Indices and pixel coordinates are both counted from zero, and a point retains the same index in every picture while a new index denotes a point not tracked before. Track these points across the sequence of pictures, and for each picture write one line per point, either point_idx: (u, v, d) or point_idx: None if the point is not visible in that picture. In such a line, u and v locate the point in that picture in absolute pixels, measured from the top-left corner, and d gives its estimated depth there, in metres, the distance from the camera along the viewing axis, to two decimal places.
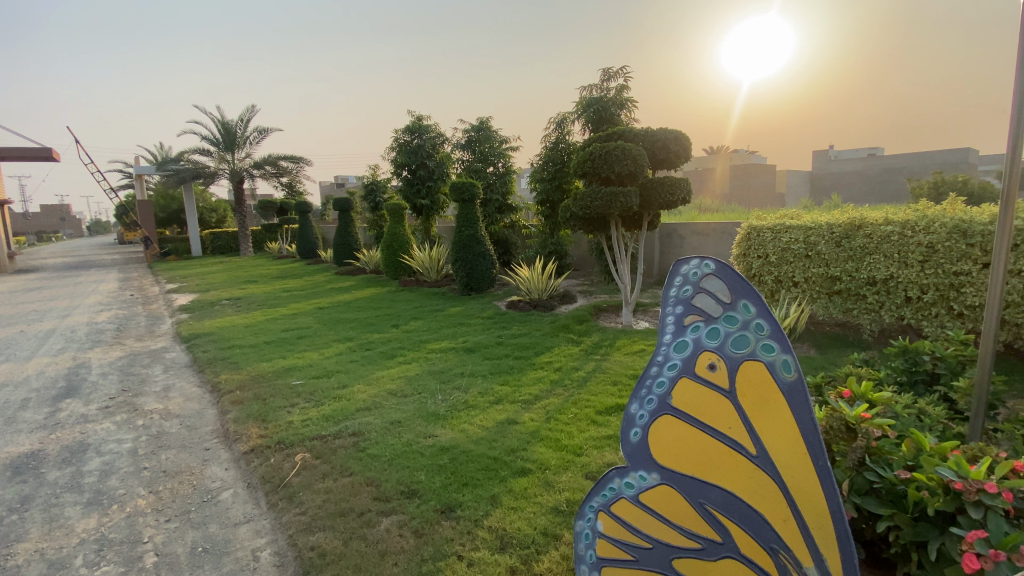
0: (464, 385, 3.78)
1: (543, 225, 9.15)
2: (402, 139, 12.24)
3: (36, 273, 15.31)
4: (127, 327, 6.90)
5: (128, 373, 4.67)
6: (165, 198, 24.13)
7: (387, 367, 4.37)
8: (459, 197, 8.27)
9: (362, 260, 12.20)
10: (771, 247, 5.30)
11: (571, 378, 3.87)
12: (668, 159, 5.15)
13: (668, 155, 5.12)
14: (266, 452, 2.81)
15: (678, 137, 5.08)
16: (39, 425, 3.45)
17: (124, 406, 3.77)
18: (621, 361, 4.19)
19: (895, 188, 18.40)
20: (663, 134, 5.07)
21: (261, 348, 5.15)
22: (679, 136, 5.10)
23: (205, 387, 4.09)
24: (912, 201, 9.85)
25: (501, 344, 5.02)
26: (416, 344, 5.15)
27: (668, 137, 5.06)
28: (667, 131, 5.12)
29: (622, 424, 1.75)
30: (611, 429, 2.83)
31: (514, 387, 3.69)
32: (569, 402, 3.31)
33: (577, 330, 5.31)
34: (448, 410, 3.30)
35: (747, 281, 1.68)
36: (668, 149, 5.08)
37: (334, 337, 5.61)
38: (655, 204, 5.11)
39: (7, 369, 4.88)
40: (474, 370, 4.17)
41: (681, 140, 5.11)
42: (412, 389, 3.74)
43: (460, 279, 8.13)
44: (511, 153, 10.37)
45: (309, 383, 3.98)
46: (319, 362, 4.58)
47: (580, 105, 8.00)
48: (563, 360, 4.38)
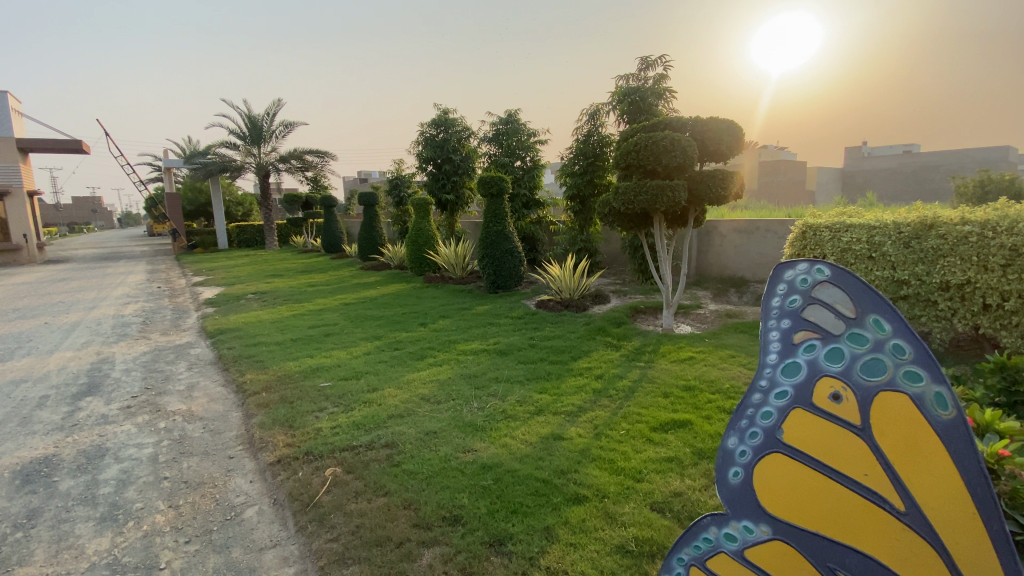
0: (499, 392, 3.52)
1: (572, 221, 8.82)
2: (428, 132, 12.07)
3: (68, 264, 15.59)
4: (153, 320, 6.84)
5: (151, 369, 4.55)
6: (193, 191, 24.48)
7: (417, 370, 4.14)
8: (487, 191, 8.02)
9: (386, 255, 12.06)
10: (829, 247, 4.87)
11: (616, 387, 3.57)
12: (719, 151, 4.79)
13: (720, 147, 4.75)
14: (292, 464, 2.59)
15: (730, 127, 4.71)
16: (59, 426, 3.32)
17: (146, 407, 3.63)
18: (669, 369, 3.87)
19: (932, 187, 17.33)
20: (714, 124, 4.71)
21: (286, 345, 5.00)
22: (732, 126, 4.73)
23: (230, 388, 3.92)
24: (956, 201, 9.26)
25: (535, 347, 4.75)
26: (446, 345, 4.91)
27: (720, 126, 4.70)
28: (719, 120, 4.75)
29: (718, 462, 1.47)
30: (671, 450, 2.54)
31: (555, 396, 3.41)
32: (618, 416, 3.02)
33: (616, 333, 5.00)
34: (485, 420, 3.04)
35: (877, 291, 1.37)
36: (720, 140, 4.72)
37: (361, 335, 5.42)
38: (704, 199, 4.76)
39: (32, 363, 4.82)
40: (509, 375, 3.91)
41: (734, 130, 4.74)
42: (445, 395, 3.49)
43: (487, 276, 7.87)
44: (540, 146, 10.06)
45: (336, 385, 3.77)
46: (346, 362, 4.38)
47: (615, 96, 7.68)
48: (604, 366, 4.08)
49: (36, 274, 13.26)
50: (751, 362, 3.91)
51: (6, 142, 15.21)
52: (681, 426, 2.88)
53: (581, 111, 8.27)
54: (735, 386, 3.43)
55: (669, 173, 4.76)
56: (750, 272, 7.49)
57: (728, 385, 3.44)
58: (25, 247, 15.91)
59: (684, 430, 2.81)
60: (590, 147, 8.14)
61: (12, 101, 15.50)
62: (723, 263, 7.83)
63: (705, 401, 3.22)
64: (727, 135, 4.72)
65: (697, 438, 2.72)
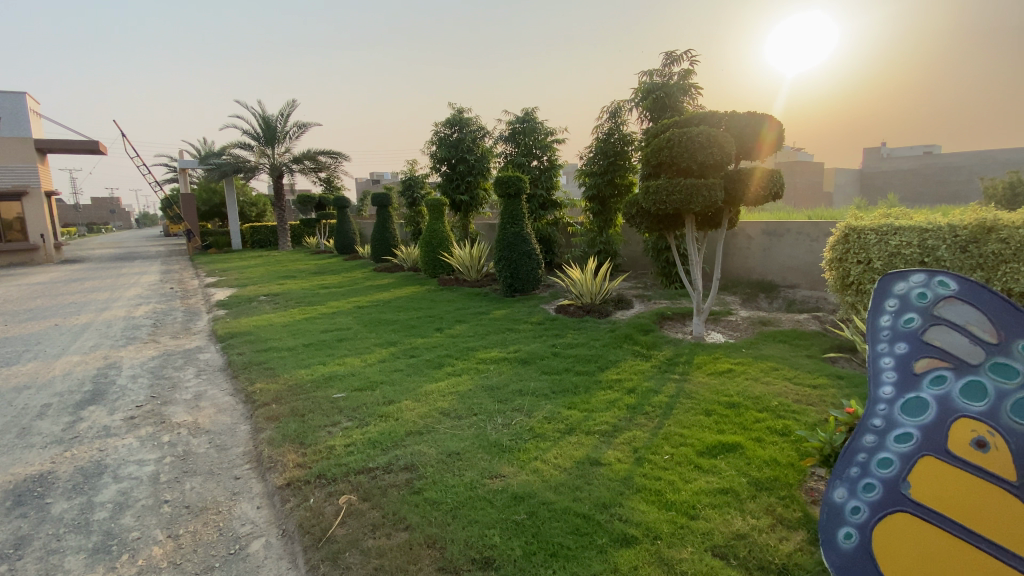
0: (524, 406, 3.26)
1: (591, 223, 8.52)
2: (442, 132, 11.88)
3: (83, 264, 15.64)
4: (164, 323, 6.69)
5: (158, 376, 4.35)
6: (207, 192, 24.60)
7: (434, 379, 3.89)
8: (503, 191, 7.77)
9: (400, 257, 11.88)
10: (876, 251, 4.47)
11: (652, 402, 3.29)
12: (757, 149, 4.51)
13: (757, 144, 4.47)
14: (303, 489, 2.36)
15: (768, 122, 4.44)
16: (58, 438, 3.13)
17: (150, 418, 3.42)
18: (707, 383, 3.60)
19: (953, 189, 16.55)
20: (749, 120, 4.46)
21: (298, 351, 4.79)
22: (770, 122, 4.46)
23: (238, 398, 3.71)
24: (985, 203, 8.81)
25: (558, 355, 4.49)
26: (464, 352, 4.66)
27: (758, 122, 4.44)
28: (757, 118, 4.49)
29: (826, 516, 1.39)
30: (724, 481, 2.29)
31: (586, 412, 3.14)
32: (658, 437, 2.76)
33: (644, 341, 4.71)
34: (511, 439, 2.79)
35: (1018, 309, 1.25)
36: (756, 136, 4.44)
37: (375, 340, 5.19)
38: (742, 199, 4.48)
39: (38, 368, 4.66)
40: (534, 387, 3.65)
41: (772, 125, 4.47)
42: (466, 409, 3.24)
43: (504, 279, 7.61)
44: (557, 145, 9.79)
45: (350, 397, 3.53)
46: (360, 370, 4.15)
47: (638, 93, 7.41)
48: (635, 378, 3.81)
49: (51, 274, 13.28)
50: (796, 376, 3.61)
51: (24, 142, 15.30)
52: (730, 450, 2.62)
53: (602, 108, 8.02)
54: (783, 403, 3.15)
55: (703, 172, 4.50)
56: (780, 277, 7.14)
57: (776, 402, 3.17)
58: (43, 247, 16.00)
59: (733, 455, 2.55)
60: (611, 146, 7.90)
61: (30, 102, 15.59)
62: (751, 266, 7.49)
63: (752, 420, 2.95)
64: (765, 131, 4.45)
65: (750, 465, 2.46)
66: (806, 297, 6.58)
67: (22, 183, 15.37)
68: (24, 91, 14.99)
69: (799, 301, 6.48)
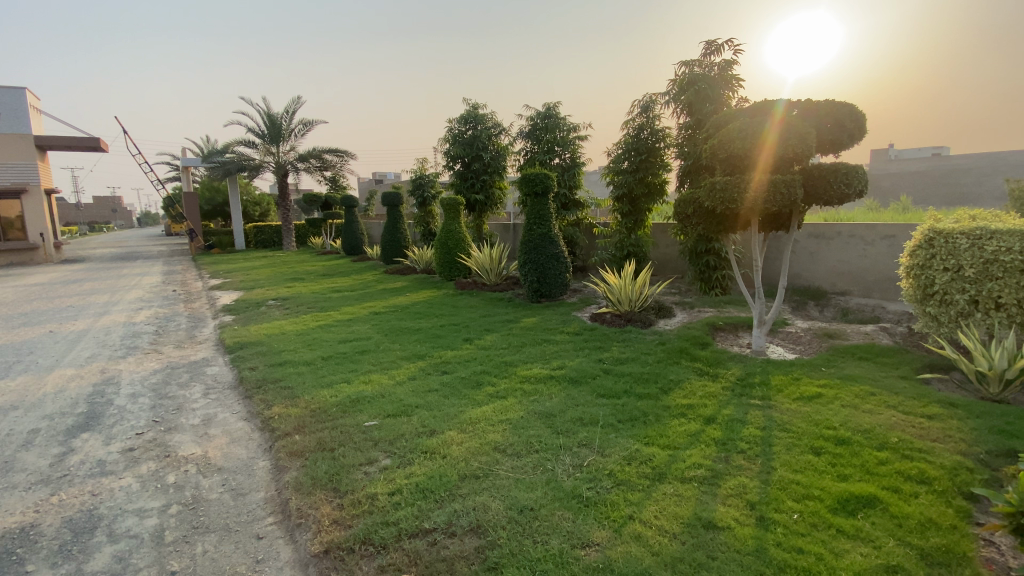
0: (593, 440, 2.76)
1: (619, 224, 7.95)
2: (455, 129, 11.37)
3: (83, 264, 15.11)
4: (167, 330, 6.20)
5: (161, 395, 3.85)
6: (210, 190, 24.15)
7: (476, 403, 3.38)
8: (529, 189, 7.25)
9: (412, 259, 11.40)
10: (968, 257, 4.00)
11: (744, 437, 2.81)
12: (779, 153, 3.87)
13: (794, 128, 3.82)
14: (346, 561, 1.87)
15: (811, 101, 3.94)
16: (43, 477, 2.62)
17: (153, 450, 2.93)
18: (798, 412, 3.12)
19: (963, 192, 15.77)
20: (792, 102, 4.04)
21: (316, 366, 4.28)
22: (820, 103, 3.96)
23: (254, 425, 3.20)
24: None
25: (610, 372, 3.97)
26: (503, 368, 4.16)
27: (810, 104, 3.98)
28: (811, 114, 3.96)
29: None
30: (884, 552, 1.85)
31: (670, 450, 2.66)
32: (771, 486, 2.29)
33: (705, 357, 4.21)
34: (589, 487, 2.28)
35: None
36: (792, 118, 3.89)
37: (401, 353, 4.70)
38: (823, 198, 3.94)
39: (27, 383, 4.16)
40: (596, 414, 3.13)
41: (835, 106, 3.96)
42: (523, 443, 2.74)
43: (530, 284, 7.10)
44: (581, 142, 9.27)
45: (385, 425, 3.03)
46: (389, 391, 3.64)
47: (676, 86, 6.94)
48: (710, 404, 3.31)
49: (50, 274, 12.80)
50: (903, 405, 3.12)
51: (23, 139, 14.80)
52: (868, 506, 2.16)
53: (633, 102, 7.53)
54: (904, 441, 2.68)
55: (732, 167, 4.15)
56: (829, 283, 6.64)
57: (896, 439, 2.70)
58: (42, 247, 15.53)
59: (877, 513, 2.10)
60: (643, 142, 7.42)
61: (31, 98, 15.14)
62: (795, 271, 6.99)
63: (876, 462, 2.50)
64: (815, 114, 3.95)
65: (904, 529, 2.00)
66: (861, 304, 6.08)
67: (21, 180, 14.87)
68: (23, 87, 14.50)
69: (854, 310, 5.97)
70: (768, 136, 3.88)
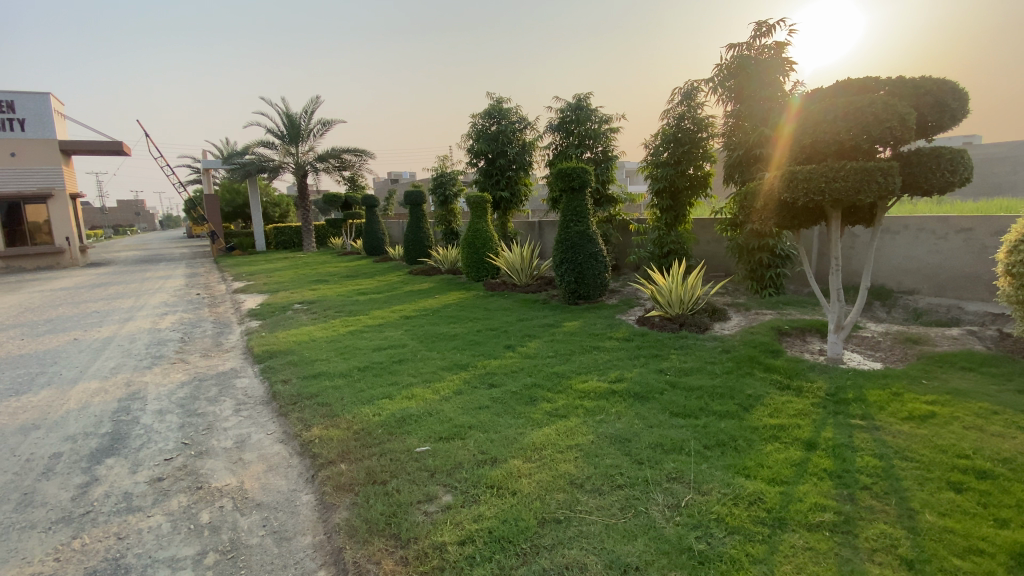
0: (683, 472, 2.39)
1: (658, 220, 7.50)
2: (479, 124, 11.00)
3: (108, 268, 15.15)
4: (192, 337, 5.96)
5: (190, 412, 3.56)
6: (231, 192, 24.29)
7: (535, 423, 3.01)
8: (565, 184, 6.81)
9: (436, 259, 11.10)
10: None
11: (861, 468, 2.46)
12: (848, 141, 3.53)
13: (887, 105, 3.39)
14: None
15: (889, 79, 3.57)
16: (65, 514, 2.32)
17: (184, 479, 2.62)
18: (913, 435, 2.74)
19: None
20: (877, 80, 3.65)
21: (352, 379, 3.95)
22: (910, 79, 3.56)
23: (292, 449, 2.89)
24: None
25: (677, 386, 3.56)
26: (555, 380, 3.77)
27: (900, 81, 3.58)
28: (898, 92, 3.54)
29: None
30: None
31: (780, 486, 2.30)
32: (921, 537, 1.93)
33: (781, 367, 3.80)
34: (699, 537, 1.93)
35: None
36: (879, 96, 3.49)
37: (440, 363, 4.35)
38: (923, 188, 3.53)
39: (50, 398, 3.91)
40: (677, 437, 2.74)
41: (925, 82, 3.55)
42: (602, 476, 2.36)
43: (566, 285, 6.72)
44: (614, 134, 8.79)
45: (439, 450, 2.67)
46: (436, 409, 3.29)
47: (721, 73, 6.45)
48: (806, 428, 2.93)
49: (75, 278, 12.79)
50: None
51: (48, 143, 14.85)
52: None
53: (673, 90, 7.07)
54: None
55: (803, 153, 3.81)
56: (893, 281, 6.14)
57: None
58: (68, 251, 15.62)
59: None
60: (684, 132, 6.97)
61: (55, 103, 15.19)
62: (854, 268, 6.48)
63: None
64: (906, 92, 3.54)
65: None
66: (933, 304, 5.57)
67: (46, 185, 14.96)
68: (47, 92, 14.52)
69: (927, 311, 5.47)
70: (832, 122, 3.54)
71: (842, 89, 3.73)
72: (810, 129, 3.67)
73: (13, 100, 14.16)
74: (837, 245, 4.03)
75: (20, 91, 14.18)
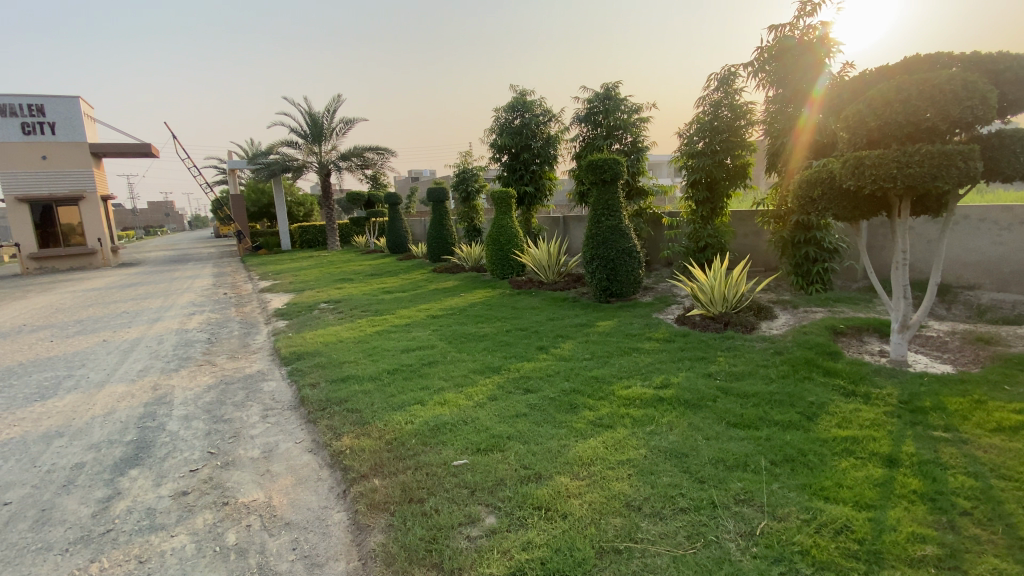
0: (753, 494, 2.15)
1: (693, 213, 7.16)
2: (503, 118, 10.74)
3: (139, 268, 15.44)
4: (219, 338, 5.90)
5: (217, 417, 3.44)
6: (256, 192, 24.63)
7: (578, 433, 2.78)
8: (596, 177, 6.52)
9: (460, 257, 10.93)
10: None
11: (957, 490, 2.19)
12: (920, 123, 3.18)
13: (966, 81, 3.04)
14: None
15: (963, 56, 3.22)
16: (84, 535, 2.19)
17: (209, 494, 2.47)
18: (1009, 451, 2.45)
19: None
20: (948, 56, 3.30)
21: (382, 383, 3.78)
22: (986, 54, 3.21)
23: (321, 460, 2.72)
24: None
25: (730, 392, 3.29)
26: (594, 385, 3.52)
27: (976, 57, 3.23)
28: (974, 69, 3.19)
29: None
30: None
31: (867, 513, 2.05)
32: None
33: (842, 371, 3.49)
34: (783, 574, 1.71)
35: None
36: (955, 72, 3.14)
37: (472, 366, 4.15)
38: (1004, 174, 3.21)
39: (77, 402, 3.85)
40: (740, 452, 2.49)
41: (1003, 58, 3.20)
42: (660, 497, 2.13)
43: (598, 282, 6.46)
44: (644, 124, 8.46)
45: (478, 464, 2.46)
46: (471, 416, 3.08)
47: (763, 56, 6.07)
48: (883, 441, 2.65)
49: (107, 278, 13.04)
50: None
51: (79, 147, 15.16)
52: None
53: (708, 76, 6.74)
54: None
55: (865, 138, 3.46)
56: (951, 275, 5.70)
57: None
58: (100, 251, 15.97)
59: None
60: (722, 121, 6.62)
61: (85, 108, 15.52)
62: None
63: None
64: (984, 68, 3.20)
65: None
66: (997, 300, 5.15)
67: (78, 188, 15.30)
68: (76, 96, 14.82)
69: (992, 308, 5.05)
70: (901, 102, 3.19)
71: (907, 68, 3.39)
72: (874, 111, 3.31)
73: (44, 104, 14.49)
74: (905, 237, 3.69)
75: (50, 95, 14.52)
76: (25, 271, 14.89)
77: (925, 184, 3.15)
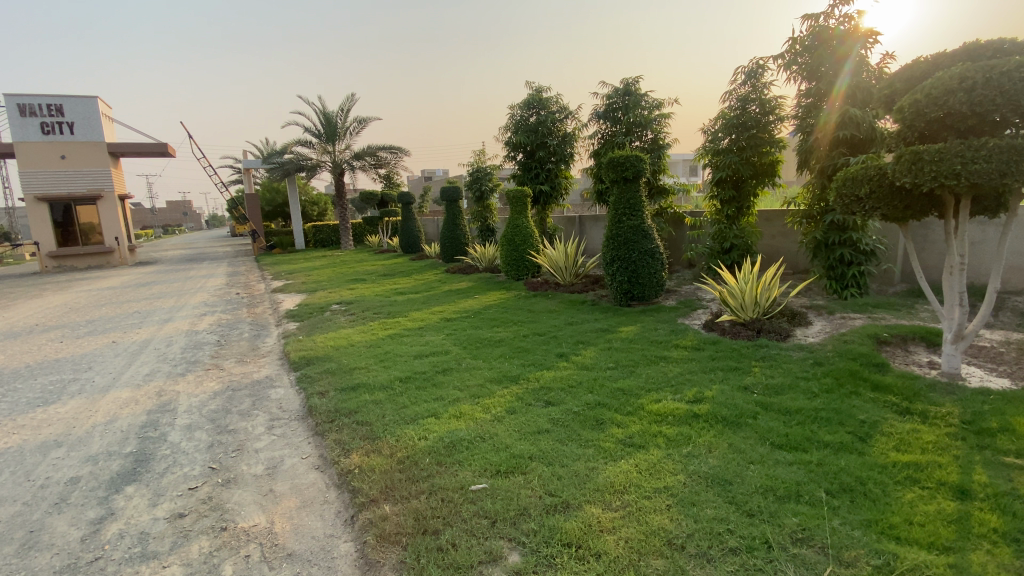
0: (811, 533, 1.90)
1: (717, 213, 6.86)
2: (518, 115, 10.50)
3: (155, 266, 15.49)
4: (228, 340, 5.75)
5: (221, 428, 3.26)
6: (271, 191, 24.73)
7: (607, 454, 2.54)
8: (617, 175, 6.25)
9: (474, 257, 10.71)
10: None
11: None
12: (987, 114, 2.87)
13: None
14: None
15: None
16: (71, 563, 2.01)
17: (206, 518, 2.27)
18: None
19: None
20: (1014, 43, 3.00)
21: (394, 392, 3.57)
22: None
23: (328, 480, 2.52)
24: None
25: (770, 408, 3.02)
26: (620, 398, 3.28)
27: None
28: None
29: None
30: None
31: (949, 559, 1.78)
32: None
33: (893, 386, 3.20)
34: None
35: None
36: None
37: (488, 374, 3.92)
38: None
39: (79, 409, 3.70)
40: (791, 480, 2.23)
41: None
42: (706, 535, 1.89)
43: (619, 285, 6.19)
44: (665, 121, 8.17)
45: (498, 489, 2.24)
46: (489, 432, 2.85)
47: (796, 51, 5.74)
48: (950, 468, 2.37)
49: (122, 277, 13.06)
50: None
51: (97, 146, 15.25)
52: None
53: (735, 70, 6.45)
54: None
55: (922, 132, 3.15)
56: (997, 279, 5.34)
57: None
58: (117, 250, 16.08)
59: None
60: (750, 116, 6.29)
61: (103, 108, 15.62)
62: None
63: None
64: None
65: None
66: None
67: (95, 187, 15.39)
68: (94, 96, 14.92)
69: None
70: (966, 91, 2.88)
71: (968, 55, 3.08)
72: (934, 102, 3.00)
73: (62, 104, 14.61)
74: (963, 239, 3.38)
75: (68, 95, 14.62)
76: (44, 269, 15.04)
77: (993, 182, 2.85)
